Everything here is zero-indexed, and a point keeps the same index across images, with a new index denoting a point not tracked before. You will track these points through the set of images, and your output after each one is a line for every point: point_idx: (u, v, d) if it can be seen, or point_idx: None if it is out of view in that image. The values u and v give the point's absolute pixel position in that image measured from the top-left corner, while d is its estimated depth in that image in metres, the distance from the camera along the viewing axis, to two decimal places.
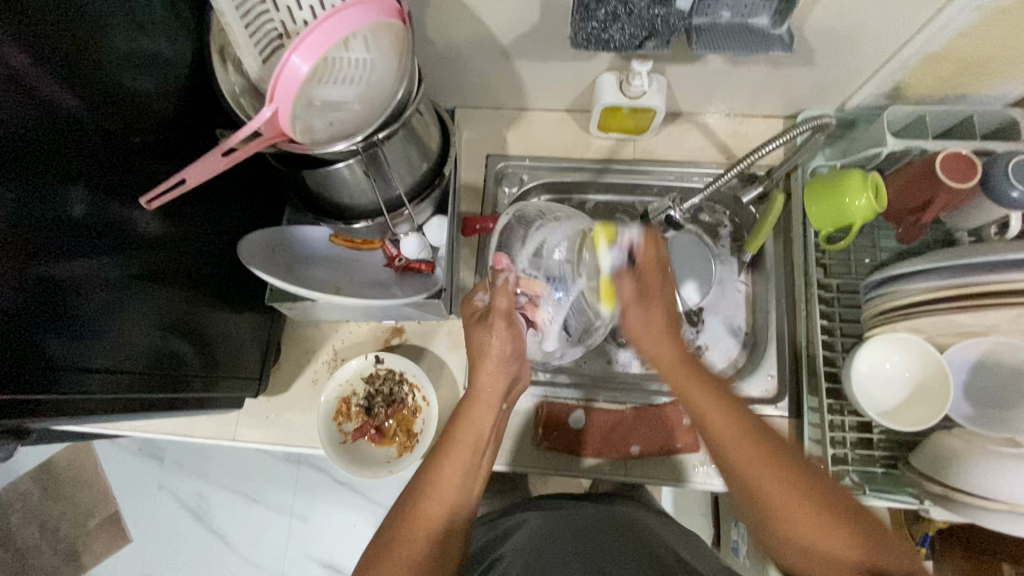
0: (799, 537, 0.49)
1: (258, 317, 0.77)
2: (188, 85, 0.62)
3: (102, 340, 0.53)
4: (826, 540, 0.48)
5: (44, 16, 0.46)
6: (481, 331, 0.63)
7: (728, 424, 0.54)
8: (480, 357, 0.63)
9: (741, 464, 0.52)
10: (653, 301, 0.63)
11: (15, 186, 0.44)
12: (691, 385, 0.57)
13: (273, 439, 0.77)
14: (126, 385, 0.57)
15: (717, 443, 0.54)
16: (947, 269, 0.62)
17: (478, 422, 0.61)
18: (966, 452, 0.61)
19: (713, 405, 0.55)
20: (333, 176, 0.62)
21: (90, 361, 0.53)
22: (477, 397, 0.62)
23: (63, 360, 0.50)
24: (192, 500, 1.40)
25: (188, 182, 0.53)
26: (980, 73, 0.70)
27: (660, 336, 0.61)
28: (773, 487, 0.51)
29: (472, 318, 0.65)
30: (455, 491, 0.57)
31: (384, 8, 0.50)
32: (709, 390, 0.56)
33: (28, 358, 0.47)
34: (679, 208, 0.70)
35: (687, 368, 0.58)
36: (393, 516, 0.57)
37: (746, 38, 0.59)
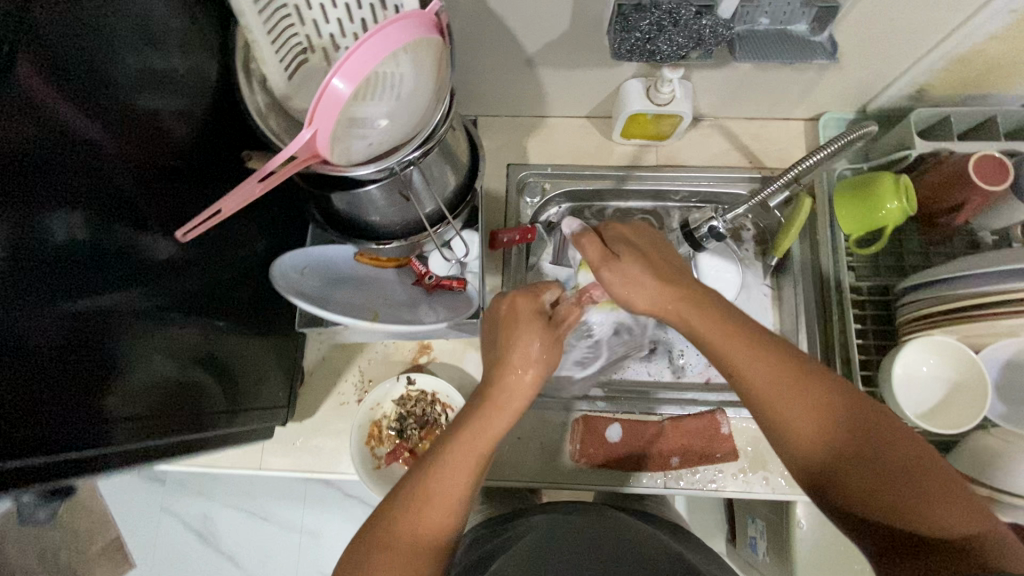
0: (845, 476, 0.47)
1: (280, 342, 0.73)
2: (209, 103, 0.59)
3: (113, 375, 0.49)
4: (870, 482, 0.46)
5: (62, 38, 0.42)
6: (526, 335, 0.56)
7: (774, 384, 0.50)
8: (523, 356, 0.55)
9: (789, 418, 0.49)
10: (628, 258, 0.58)
11: (16, 220, 0.40)
12: (711, 332, 0.53)
13: (301, 466, 0.74)
14: (152, 431, 0.53)
15: (763, 406, 0.51)
16: (995, 273, 0.62)
17: (496, 420, 0.54)
18: (1007, 452, 0.62)
19: (753, 369, 0.51)
20: (366, 198, 0.60)
21: (115, 409, 0.49)
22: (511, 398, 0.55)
23: (92, 408, 0.47)
24: (197, 521, 1.36)
25: (223, 212, 0.50)
26: (1006, 74, 0.70)
27: (651, 288, 0.56)
28: (825, 432, 0.48)
29: (545, 322, 0.58)
30: (454, 502, 0.52)
31: (424, 23, 0.48)
32: (752, 348, 0.51)
33: (60, 410, 0.44)
34: (722, 218, 0.72)
35: (719, 326, 0.53)
36: (391, 510, 0.51)
37: (786, 45, 0.58)
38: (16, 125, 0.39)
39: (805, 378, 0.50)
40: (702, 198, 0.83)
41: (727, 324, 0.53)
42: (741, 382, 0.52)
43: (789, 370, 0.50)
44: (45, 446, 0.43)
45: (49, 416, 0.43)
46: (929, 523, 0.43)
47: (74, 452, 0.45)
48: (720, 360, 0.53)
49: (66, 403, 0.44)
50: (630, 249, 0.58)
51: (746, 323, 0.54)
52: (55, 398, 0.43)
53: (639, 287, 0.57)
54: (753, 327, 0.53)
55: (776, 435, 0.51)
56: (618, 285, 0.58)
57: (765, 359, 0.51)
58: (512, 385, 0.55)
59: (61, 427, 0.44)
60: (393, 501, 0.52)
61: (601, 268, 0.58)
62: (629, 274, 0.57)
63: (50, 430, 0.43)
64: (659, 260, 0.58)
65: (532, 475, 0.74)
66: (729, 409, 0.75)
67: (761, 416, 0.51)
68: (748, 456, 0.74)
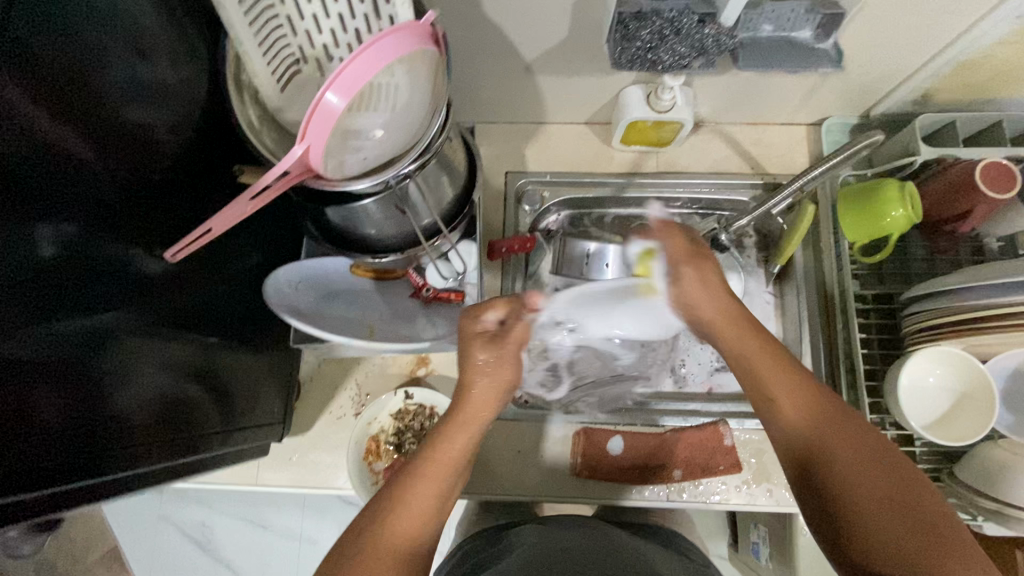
0: (854, 511, 0.45)
1: (277, 356, 0.72)
2: (202, 116, 0.57)
3: (105, 394, 0.48)
4: (878, 521, 0.44)
5: (52, 53, 0.41)
6: (475, 350, 0.55)
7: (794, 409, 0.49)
8: (474, 375, 0.55)
9: (804, 444, 0.48)
10: (704, 262, 0.57)
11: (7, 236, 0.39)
12: (762, 360, 0.52)
13: (298, 481, 0.73)
14: (149, 454, 0.53)
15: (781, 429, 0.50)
16: (1003, 284, 0.61)
17: (458, 440, 0.54)
18: (1015, 464, 0.61)
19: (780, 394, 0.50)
20: (361, 211, 0.59)
21: (113, 434, 0.49)
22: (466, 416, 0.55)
23: (90, 435, 0.46)
24: (195, 531, 1.34)
25: (214, 231, 0.49)
26: (1013, 78, 0.69)
27: (720, 306, 0.55)
28: (848, 468, 0.46)
29: (487, 340, 0.55)
30: (421, 520, 0.50)
31: (420, 34, 0.47)
32: (782, 371, 0.51)
33: (56, 440, 0.43)
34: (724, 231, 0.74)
35: (759, 345, 0.52)
36: (359, 523, 0.50)
37: (790, 52, 0.57)
38: (11, 148, 0.38)
39: (826, 407, 0.49)
40: (703, 205, 0.82)
41: (779, 355, 0.52)
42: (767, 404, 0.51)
43: (812, 398, 0.49)
44: (44, 477, 0.42)
45: (46, 446, 0.42)
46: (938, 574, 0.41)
47: (71, 481, 0.44)
48: (753, 380, 0.52)
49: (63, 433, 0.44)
50: (716, 258, 0.57)
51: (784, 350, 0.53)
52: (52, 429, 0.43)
53: (709, 298, 0.55)
54: (788, 355, 0.52)
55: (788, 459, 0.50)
56: (688, 289, 0.56)
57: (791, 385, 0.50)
58: (475, 399, 0.55)
59: (58, 458, 0.43)
60: (361, 517, 0.50)
61: (683, 264, 0.57)
62: (705, 278, 0.55)
63: (47, 461, 0.42)
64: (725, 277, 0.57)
65: (532, 489, 0.73)
66: (732, 421, 0.74)
67: (778, 438, 0.51)
68: (751, 468, 0.73)
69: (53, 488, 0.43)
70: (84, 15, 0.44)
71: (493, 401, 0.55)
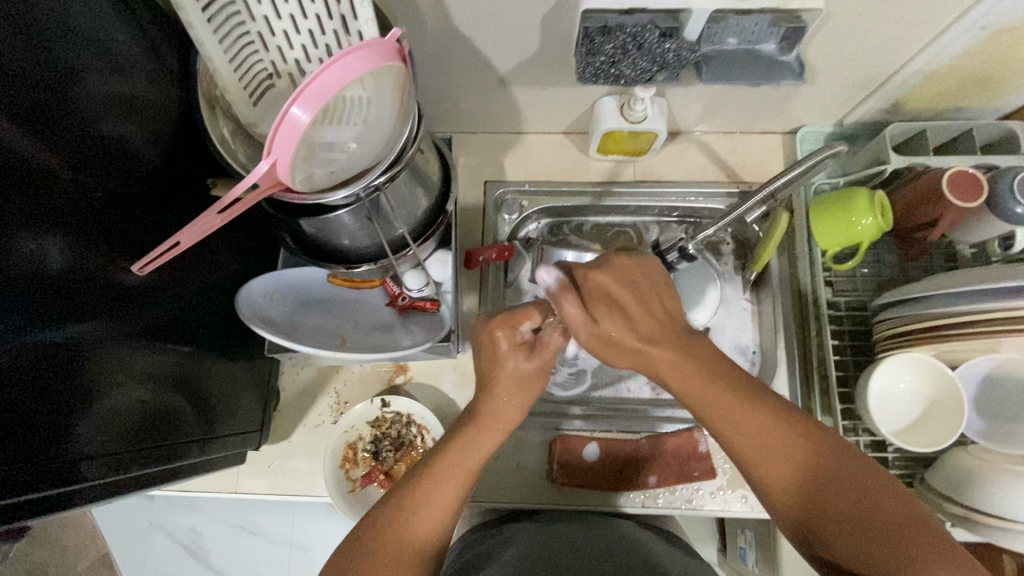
0: (831, 531, 0.46)
1: (255, 365, 0.73)
2: (176, 130, 0.58)
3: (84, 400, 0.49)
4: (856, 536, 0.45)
5: (26, 71, 0.42)
6: (502, 357, 0.56)
7: (760, 443, 0.49)
8: (499, 380, 0.57)
9: (773, 476, 0.49)
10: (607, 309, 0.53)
11: None
12: (696, 387, 0.52)
13: (278, 488, 0.74)
14: (127, 462, 0.53)
15: (747, 463, 0.50)
16: (971, 292, 0.62)
17: (482, 442, 0.55)
18: (983, 470, 0.62)
19: (740, 429, 0.50)
20: (333, 223, 0.59)
21: (91, 445, 0.49)
22: (490, 419, 0.56)
23: (67, 445, 0.47)
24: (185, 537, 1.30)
25: (183, 244, 0.50)
26: (981, 88, 0.70)
27: (634, 347, 0.53)
28: (814, 485, 0.47)
29: (518, 347, 0.57)
30: (435, 522, 0.51)
31: (386, 51, 0.48)
32: (738, 407, 0.50)
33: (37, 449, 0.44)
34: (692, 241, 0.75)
35: (710, 385, 0.51)
36: (380, 515, 0.51)
37: (754, 65, 0.58)
38: None
39: (784, 428, 0.50)
40: (680, 213, 0.83)
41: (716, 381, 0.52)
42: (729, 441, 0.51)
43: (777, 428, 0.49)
44: (29, 483, 0.43)
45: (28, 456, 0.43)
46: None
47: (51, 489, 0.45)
48: (706, 419, 0.52)
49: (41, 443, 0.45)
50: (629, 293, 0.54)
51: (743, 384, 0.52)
52: (31, 438, 0.44)
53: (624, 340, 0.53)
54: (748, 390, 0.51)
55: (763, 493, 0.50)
56: (610, 335, 0.53)
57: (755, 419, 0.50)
58: (497, 407, 0.56)
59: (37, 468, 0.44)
60: (380, 507, 0.52)
61: (592, 327, 0.53)
62: (616, 335, 0.52)
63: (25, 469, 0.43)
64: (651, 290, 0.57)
65: (510, 496, 0.74)
66: (707, 427, 0.75)
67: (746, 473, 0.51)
68: (725, 475, 0.74)
69: (33, 494, 0.44)
70: (52, 30, 0.44)
71: (517, 408, 0.56)
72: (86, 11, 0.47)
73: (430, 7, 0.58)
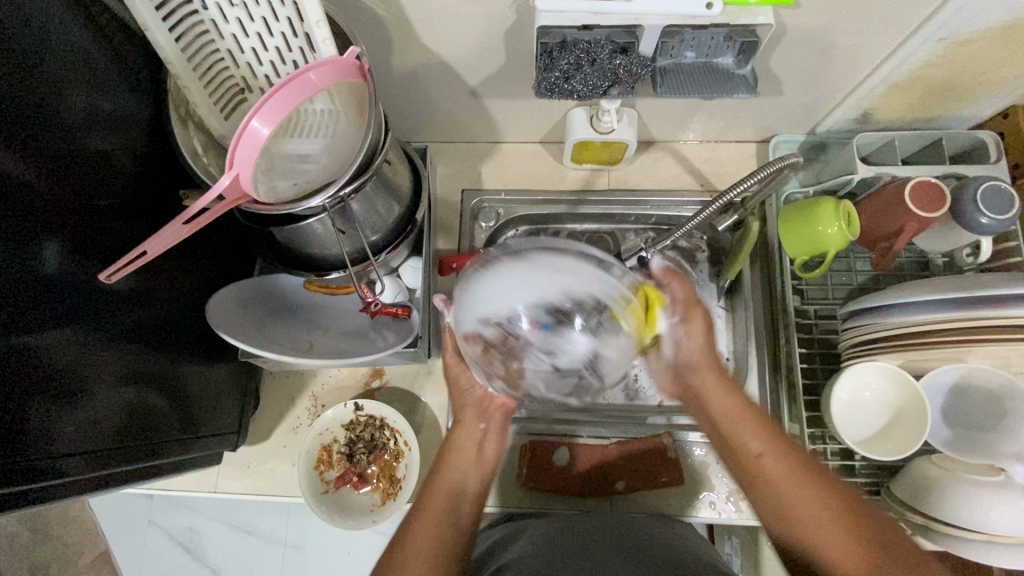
0: (845, 562, 0.47)
1: (235, 368, 0.76)
2: (153, 144, 0.62)
3: (70, 399, 0.52)
4: (871, 563, 0.47)
5: (10, 91, 0.46)
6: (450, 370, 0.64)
7: (786, 472, 0.52)
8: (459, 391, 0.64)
9: (790, 507, 0.50)
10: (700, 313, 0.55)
11: None
12: (737, 413, 0.55)
13: (255, 488, 0.78)
14: (106, 462, 0.56)
15: (768, 490, 0.52)
16: (926, 301, 0.63)
17: (461, 447, 0.62)
18: (945, 480, 0.62)
19: (767, 455, 0.53)
20: (302, 231, 0.61)
21: (67, 444, 0.52)
22: (460, 426, 0.63)
23: (42, 443, 0.49)
24: (182, 534, 1.21)
25: (150, 253, 0.52)
26: (948, 99, 0.70)
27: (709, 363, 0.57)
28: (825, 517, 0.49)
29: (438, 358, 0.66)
30: (442, 528, 0.55)
31: (345, 66, 0.49)
32: (764, 434, 0.54)
33: (10, 445, 0.46)
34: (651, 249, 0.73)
35: (743, 409, 0.55)
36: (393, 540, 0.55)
37: (711, 78, 0.59)
38: None
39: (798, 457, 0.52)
40: (654, 222, 0.84)
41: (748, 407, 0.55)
42: (754, 468, 0.53)
43: (794, 456, 0.52)
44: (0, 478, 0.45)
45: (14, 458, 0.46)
46: None
47: (25, 486, 0.47)
48: (736, 446, 0.55)
49: (18, 439, 0.47)
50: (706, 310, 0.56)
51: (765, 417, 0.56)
52: (7, 435, 0.46)
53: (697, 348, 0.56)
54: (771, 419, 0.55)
55: (785, 527, 0.51)
56: (690, 340, 0.56)
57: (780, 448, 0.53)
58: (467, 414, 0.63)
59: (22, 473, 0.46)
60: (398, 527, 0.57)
61: (689, 310, 0.55)
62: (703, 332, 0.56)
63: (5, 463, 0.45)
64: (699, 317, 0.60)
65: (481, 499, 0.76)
66: (677, 433, 0.77)
67: (765, 503, 0.52)
68: (693, 482, 0.75)
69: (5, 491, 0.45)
70: (31, 54, 0.47)
71: (477, 410, 0.63)
72: (60, 33, 0.50)
73: (394, 27, 0.60)
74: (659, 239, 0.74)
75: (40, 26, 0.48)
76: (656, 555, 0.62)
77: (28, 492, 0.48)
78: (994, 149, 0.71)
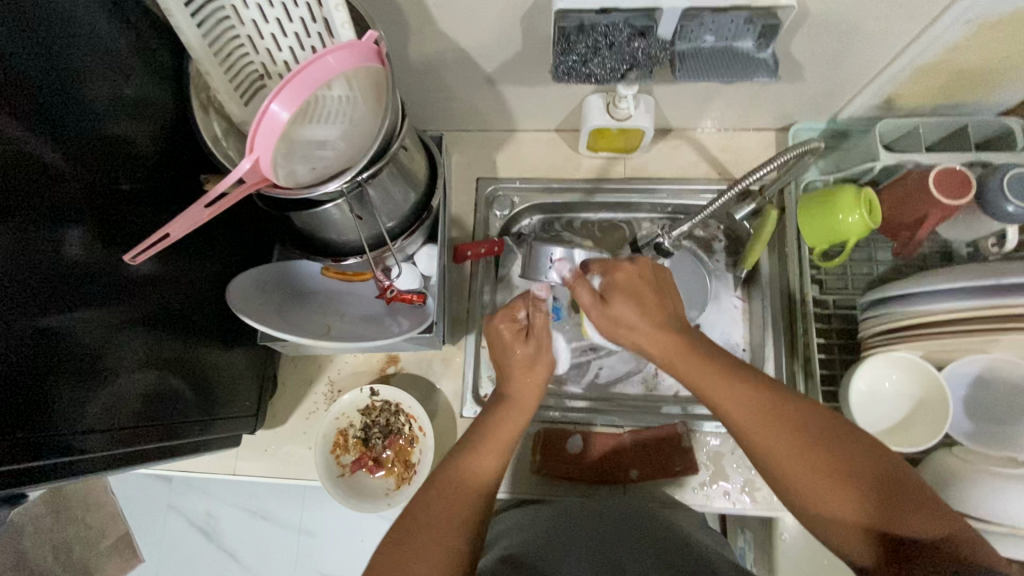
0: (813, 496, 0.51)
1: (254, 352, 0.77)
2: (174, 130, 0.62)
3: (94, 378, 0.53)
4: (835, 493, 0.50)
5: (35, 77, 0.46)
6: (513, 348, 0.62)
7: (762, 427, 0.52)
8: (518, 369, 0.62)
9: (769, 456, 0.52)
10: (619, 297, 0.60)
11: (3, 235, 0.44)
12: (695, 367, 0.56)
13: (272, 471, 0.79)
14: (127, 438, 0.57)
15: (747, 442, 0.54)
16: (951, 290, 0.61)
17: (511, 423, 0.61)
18: (964, 471, 0.61)
19: (738, 409, 0.54)
20: (321, 216, 0.61)
21: (90, 419, 0.53)
22: (516, 403, 0.62)
23: (65, 417, 0.50)
24: (202, 518, 1.24)
25: (172, 236, 0.52)
26: (975, 84, 0.69)
27: (647, 331, 0.59)
28: (800, 459, 0.51)
29: (514, 334, 0.63)
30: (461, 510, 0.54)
31: (363, 51, 0.50)
32: (729, 385, 0.55)
33: (34, 420, 0.47)
34: (668, 236, 0.72)
35: (700, 362, 0.56)
36: (424, 504, 0.55)
37: (730, 62, 0.58)
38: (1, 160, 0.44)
39: (769, 403, 0.53)
40: (670, 211, 0.84)
41: (709, 359, 0.57)
42: (732, 424, 0.54)
43: (767, 406, 0.53)
44: (25, 452, 0.46)
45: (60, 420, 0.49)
46: (906, 525, 0.48)
47: (49, 460, 0.49)
48: (706, 399, 0.56)
49: (42, 414, 0.48)
50: (630, 284, 0.61)
51: (736, 368, 0.56)
52: (30, 410, 0.47)
53: (630, 328, 0.60)
54: (734, 365, 0.56)
55: (770, 472, 0.53)
56: (618, 318, 0.60)
57: (754, 400, 0.53)
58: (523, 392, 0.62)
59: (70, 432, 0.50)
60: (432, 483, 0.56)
61: (598, 309, 0.61)
62: (621, 317, 0.60)
63: (32, 439, 0.47)
64: (649, 274, 0.62)
65: None
66: (691, 422, 0.76)
67: (755, 459, 0.54)
68: (707, 472, 0.74)
69: (28, 465, 0.46)
70: (56, 40, 0.48)
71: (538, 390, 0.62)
72: (83, 17, 0.50)
73: (410, 12, 0.60)
74: (675, 226, 0.73)
75: (63, 9, 0.49)
76: (669, 541, 0.62)
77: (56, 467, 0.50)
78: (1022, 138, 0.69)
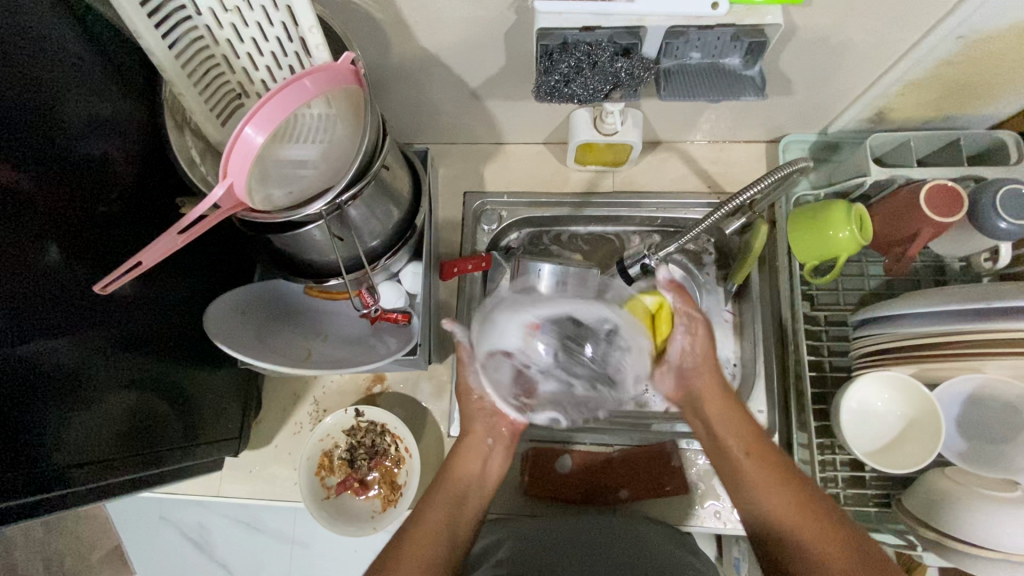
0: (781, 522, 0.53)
1: (237, 373, 0.76)
2: (149, 150, 0.61)
3: (73, 410, 0.52)
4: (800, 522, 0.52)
5: (6, 104, 0.45)
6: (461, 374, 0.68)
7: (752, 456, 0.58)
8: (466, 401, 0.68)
9: (772, 513, 0.54)
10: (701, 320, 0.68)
11: None
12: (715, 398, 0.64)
13: (257, 493, 0.78)
14: (112, 470, 0.56)
15: (748, 490, 0.56)
16: (939, 312, 0.60)
17: (470, 449, 0.65)
18: (958, 495, 0.60)
19: (754, 466, 0.57)
20: (302, 238, 0.60)
21: (69, 451, 0.51)
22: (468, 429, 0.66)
23: (46, 452, 0.49)
24: (193, 531, 1.09)
25: (145, 263, 0.51)
26: (967, 98, 0.68)
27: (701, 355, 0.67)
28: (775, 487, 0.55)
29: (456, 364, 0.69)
30: (434, 543, 0.55)
31: (339, 73, 0.48)
32: (734, 419, 0.62)
33: (11, 453, 0.46)
34: (654, 256, 0.73)
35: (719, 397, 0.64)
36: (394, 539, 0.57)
37: (717, 80, 0.57)
38: None
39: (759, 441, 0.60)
40: (660, 224, 0.82)
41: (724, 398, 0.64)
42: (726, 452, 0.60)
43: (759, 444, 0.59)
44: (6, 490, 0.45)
45: (37, 452, 0.48)
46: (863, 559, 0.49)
47: (33, 496, 0.48)
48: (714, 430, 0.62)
49: (26, 447, 0.47)
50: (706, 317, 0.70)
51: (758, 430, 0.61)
52: (12, 446, 0.46)
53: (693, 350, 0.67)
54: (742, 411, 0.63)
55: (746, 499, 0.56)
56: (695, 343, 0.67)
57: (770, 464, 0.57)
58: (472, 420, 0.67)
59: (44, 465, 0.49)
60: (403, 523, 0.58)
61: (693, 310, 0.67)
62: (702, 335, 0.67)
63: (7, 475, 0.45)
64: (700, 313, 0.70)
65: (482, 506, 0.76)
66: (682, 441, 0.75)
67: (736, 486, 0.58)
68: (697, 492, 0.74)
69: (7, 503, 0.46)
70: (26, 66, 0.47)
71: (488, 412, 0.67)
72: (54, 39, 0.49)
73: (390, 28, 0.59)
74: (663, 245, 0.72)
75: (34, 35, 0.47)
76: (656, 565, 0.61)
77: (37, 501, 0.49)
78: (1015, 151, 0.68)
